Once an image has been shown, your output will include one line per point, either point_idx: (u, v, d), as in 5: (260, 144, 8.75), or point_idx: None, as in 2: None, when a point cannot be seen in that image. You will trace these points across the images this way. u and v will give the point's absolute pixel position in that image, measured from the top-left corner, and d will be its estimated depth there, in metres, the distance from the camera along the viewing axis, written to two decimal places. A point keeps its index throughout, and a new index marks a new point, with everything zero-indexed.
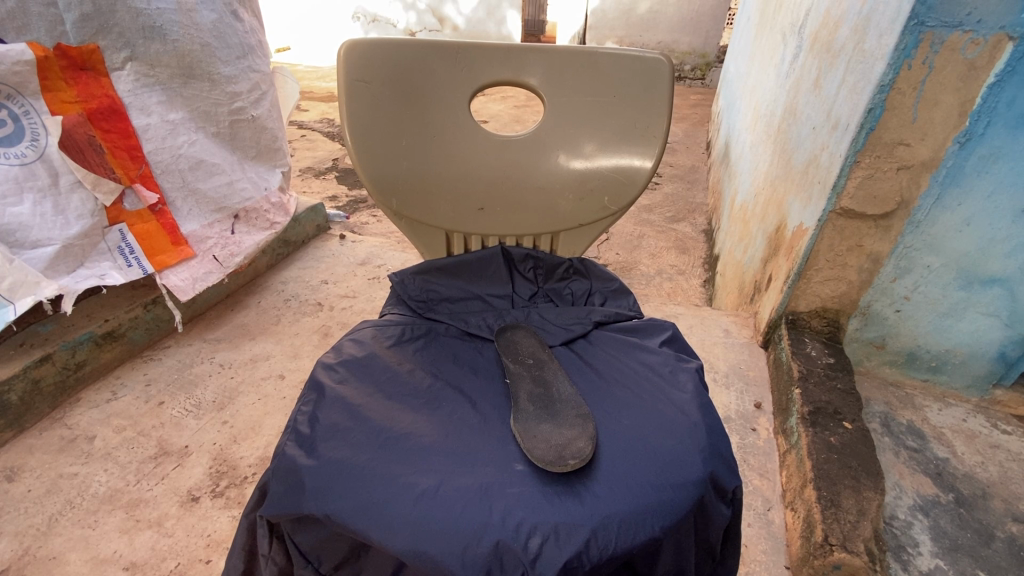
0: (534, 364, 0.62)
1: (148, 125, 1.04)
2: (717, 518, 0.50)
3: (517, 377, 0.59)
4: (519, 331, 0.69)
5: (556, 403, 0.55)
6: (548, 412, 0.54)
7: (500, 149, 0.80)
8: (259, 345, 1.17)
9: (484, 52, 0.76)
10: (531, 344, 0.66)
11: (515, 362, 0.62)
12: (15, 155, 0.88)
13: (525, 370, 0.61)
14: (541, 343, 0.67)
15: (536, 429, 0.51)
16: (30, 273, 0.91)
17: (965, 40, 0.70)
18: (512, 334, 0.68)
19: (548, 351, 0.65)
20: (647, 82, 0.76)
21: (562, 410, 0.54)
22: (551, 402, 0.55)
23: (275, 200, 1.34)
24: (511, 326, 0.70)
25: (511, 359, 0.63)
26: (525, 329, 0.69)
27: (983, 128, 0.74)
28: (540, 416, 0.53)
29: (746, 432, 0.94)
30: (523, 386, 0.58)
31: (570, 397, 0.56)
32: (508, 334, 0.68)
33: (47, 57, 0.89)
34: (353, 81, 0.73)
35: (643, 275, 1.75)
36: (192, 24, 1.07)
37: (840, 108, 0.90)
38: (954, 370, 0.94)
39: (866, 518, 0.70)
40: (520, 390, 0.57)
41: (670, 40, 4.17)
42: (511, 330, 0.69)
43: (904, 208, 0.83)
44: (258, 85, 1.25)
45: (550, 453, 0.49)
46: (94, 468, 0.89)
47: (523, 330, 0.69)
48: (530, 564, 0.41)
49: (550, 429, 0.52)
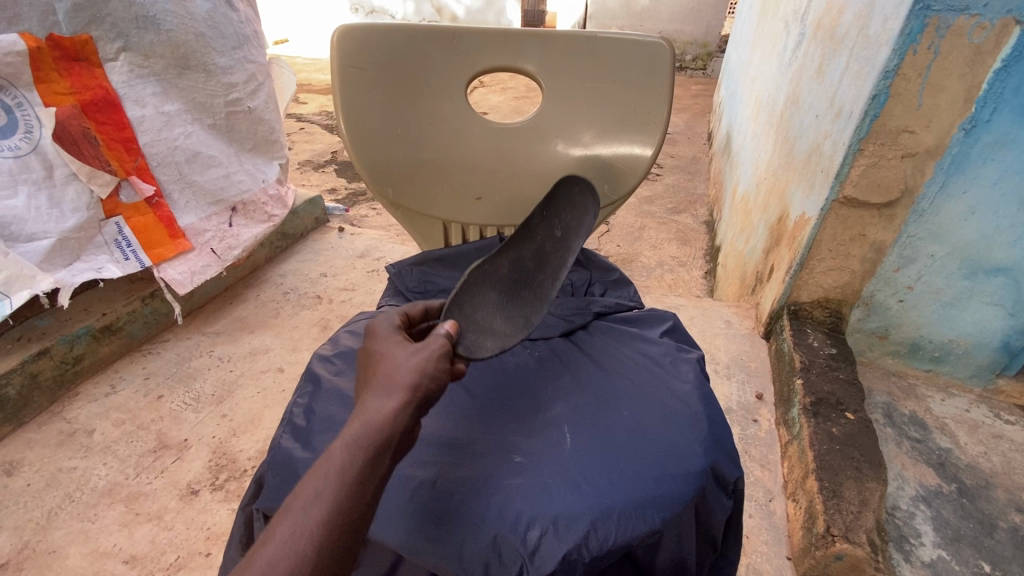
0: (560, 242, 0.65)
1: (144, 116, 1.03)
2: (718, 510, 0.50)
3: (517, 239, 0.64)
4: (571, 200, 0.67)
5: (530, 281, 0.62)
6: (510, 281, 0.61)
7: (497, 138, 0.79)
8: (258, 338, 1.16)
9: (480, 38, 0.74)
10: (574, 221, 0.67)
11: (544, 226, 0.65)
12: (9, 148, 0.87)
13: (530, 241, 0.64)
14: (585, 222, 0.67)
15: (477, 295, 0.58)
16: (25, 267, 0.91)
17: (971, 24, 0.69)
18: (562, 192, 0.67)
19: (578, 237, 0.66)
20: (647, 67, 0.75)
21: (525, 291, 0.61)
22: (522, 280, 0.62)
23: (273, 193, 1.33)
24: (568, 178, 0.67)
25: (537, 226, 0.65)
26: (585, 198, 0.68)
27: (989, 114, 0.73)
28: (494, 283, 0.60)
29: (747, 423, 0.93)
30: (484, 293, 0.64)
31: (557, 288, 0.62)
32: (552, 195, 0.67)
33: (40, 48, 0.88)
34: (347, 67, 0.72)
35: (644, 267, 1.74)
36: (187, 14, 1.06)
37: (844, 95, 0.88)
38: (957, 360, 0.93)
39: (868, 508, 0.69)
40: (507, 249, 0.63)
41: (671, 29, 4.13)
42: (574, 187, 0.68)
43: (908, 196, 0.82)
44: (254, 76, 1.24)
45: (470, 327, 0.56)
46: (94, 462, 0.89)
47: (569, 199, 0.67)
48: (528, 557, 0.42)
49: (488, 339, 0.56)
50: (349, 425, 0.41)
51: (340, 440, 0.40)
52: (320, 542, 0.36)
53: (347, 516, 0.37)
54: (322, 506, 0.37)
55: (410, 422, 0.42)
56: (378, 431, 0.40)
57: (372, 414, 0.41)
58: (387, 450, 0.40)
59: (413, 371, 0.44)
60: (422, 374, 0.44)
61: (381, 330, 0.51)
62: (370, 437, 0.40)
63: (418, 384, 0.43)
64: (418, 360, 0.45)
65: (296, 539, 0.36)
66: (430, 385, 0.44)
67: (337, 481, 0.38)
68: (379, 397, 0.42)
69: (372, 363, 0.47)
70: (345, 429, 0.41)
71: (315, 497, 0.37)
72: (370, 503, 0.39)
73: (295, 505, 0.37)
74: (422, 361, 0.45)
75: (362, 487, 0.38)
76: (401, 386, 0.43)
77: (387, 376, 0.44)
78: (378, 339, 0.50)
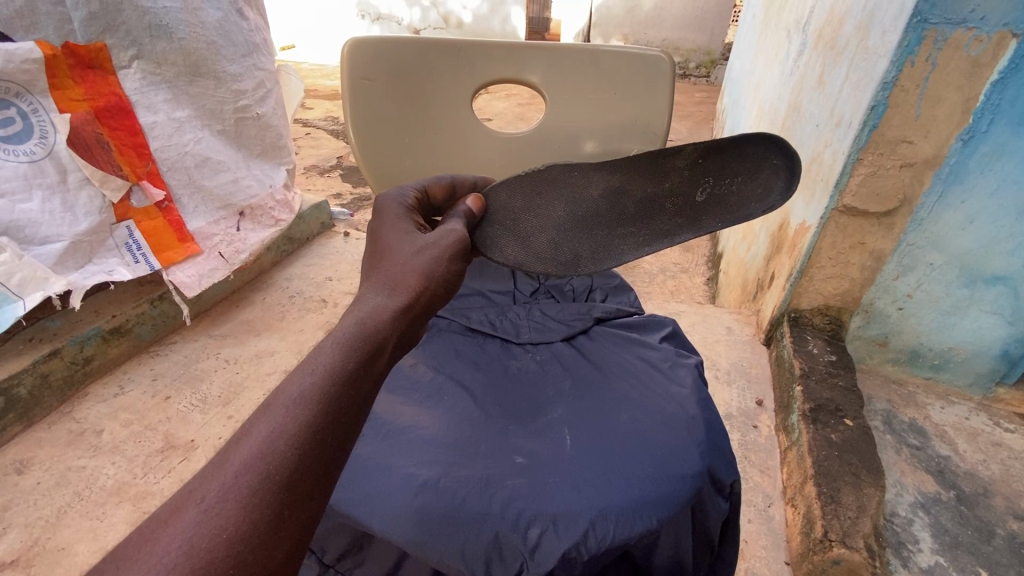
0: (692, 212, 0.59)
1: (155, 122, 1.05)
2: (715, 512, 0.51)
3: (640, 175, 0.61)
4: (757, 170, 0.57)
5: (615, 220, 0.63)
6: (590, 211, 0.63)
7: (501, 147, 0.82)
8: (264, 340, 1.18)
9: (485, 49, 0.75)
10: (733, 200, 0.58)
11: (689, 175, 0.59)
12: (24, 152, 0.89)
13: (651, 185, 0.61)
14: (744, 215, 0.57)
15: (546, 203, 0.64)
16: (39, 269, 0.93)
17: (967, 37, 0.70)
18: (744, 148, 0.56)
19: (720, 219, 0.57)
20: (647, 81, 0.77)
21: (601, 229, 0.63)
22: (610, 218, 0.63)
23: (280, 197, 1.35)
24: (773, 140, 0.54)
25: (676, 174, 0.60)
26: (770, 181, 0.56)
27: (986, 126, 0.74)
28: (573, 199, 0.64)
29: (747, 429, 0.94)
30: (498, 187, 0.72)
31: (635, 255, 0.60)
32: (723, 148, 0.57)
33: (55, 55, 0.90)
34: (357, 78, 0.74)
35: (646, 273, 1.75)
36: (198, 23, 1.08)
37: (843, 106, 0.90)
38: (957, 367, 0.94)
39: (866, 514, 0.70)
40: (619, 175, 0.62)
41: (675, 37, 4.15)
42: (766, 149, 0.56)
43: (907, 206, 0.83)
44: (263, 83, 1.26)
45: (505, 227, 0.65)
46: (103, 461, 0.91)
47: (751, 170, 0.57)
48: (529, 554, 0.45)
49: (514, 245, 0.64)
50: (340, 325, 0.46)
51: (330, 337, 0.45)
52: (302, 442, 0.38)
53: (329, 422, 0.40)
54: (306, 409, 0.40)
55: (395, 336, 0.47)
56: (369, 341, 0.45)
57: (366, 321, 0.46)
58: (375, 359, 0.45)
59: (421, 276, 0.51)
60: (424, 282, 0.51)
61: (391, 211, 0.60)
62: (358, 336, 0.45)
63: (421, 290, 0.51)
64: (419, 263, 0.52)
65: (275, 438, 0.38)
66: (431, 290, 0.51)
67: (324, 379, 0.41)
68: (380, 295, 0.50)
69: (382, 255, 0.55)
70: (336, 334, 0.45)
71: (298, 398, 0.40)
72: (353, 414, 0.41)
73: (277, 406, 0.40)
74: (429, 266, 0.52)
75: (343, 397, 0.41)
76: (406, 288, 0.50)
77: (393, 276, 0.52)
78: (388, 221, 0.59)
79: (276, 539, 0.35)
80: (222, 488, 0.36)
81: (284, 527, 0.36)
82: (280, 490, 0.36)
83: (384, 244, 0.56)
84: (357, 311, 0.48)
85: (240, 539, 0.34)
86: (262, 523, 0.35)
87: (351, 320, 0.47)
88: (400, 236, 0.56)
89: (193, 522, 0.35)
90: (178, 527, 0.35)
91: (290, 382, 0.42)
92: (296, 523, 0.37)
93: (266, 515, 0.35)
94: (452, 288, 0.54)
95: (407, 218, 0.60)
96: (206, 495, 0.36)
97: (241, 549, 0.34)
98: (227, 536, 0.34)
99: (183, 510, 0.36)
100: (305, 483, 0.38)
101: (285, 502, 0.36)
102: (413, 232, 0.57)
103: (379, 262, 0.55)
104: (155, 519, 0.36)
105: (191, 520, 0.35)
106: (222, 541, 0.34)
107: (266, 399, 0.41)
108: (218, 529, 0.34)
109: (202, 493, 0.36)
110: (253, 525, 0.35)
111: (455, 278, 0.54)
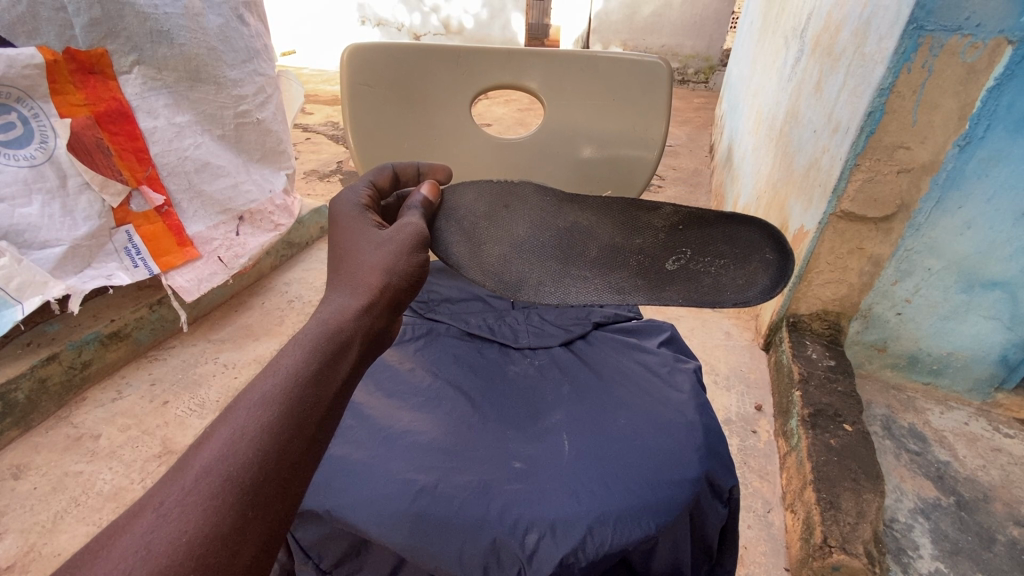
0: (661, 277, 0.59)
1: (155, 127, 1.05)
2: (714, 517, 0.52)
3: (618, 221, 0.61)
4: (745, 259, 0.59)
5: (573, 259, 0.62)
6: (551, 242, 0.62)
7: (499, 152, 0.82)
8: (263, 345, 1.18)
9: (484, 56, 0.76)
10: (709, 281, 0.58)
11: (668, 242, 0.60)
12: (24, 157, 0.89)
13: (620, 235, 0.61)
14: (714, 298, 0.57)
15: (509, 219, 0.63)
16: (38, 274, 0.94)
17: (964, 44, 0.70)
18: (734, 231, 0.59)
19: (687, 298, 0.57)
20: (646, 87, 0.77)
21: (556, 262, 0.62)
22: (569, 251, 0.62)
23: (279, 202, 1.35)
24: (769, 233, 0.57)
25: (652, 233, 0.60)
26: (756, 274, 0.58)
27: (982, 132, 0.74)
28: (537, 223, 0.63)
29: (746, 435, 0.94)
30: (447, 173, 0.68)
31: (581, 299, 0.60)
32: (707, 222, 0.59)
33: (57, 61, 0.91)
34: (356, 84, 0.75)
35: None
36: (200, 29, 1.08)
37: (840, 111, 0.90)
38: (956, 372, 0.94)
39: (865, 520, 0.70)
40: (593, 212, 0.62)
41: (674, 43, 4.17)
42: (755, 239, 0.58)
43: (905, 210, 0.83)
44: (263, 88, 1.26)
45: (461, 227, 0.63)
46: (100, 466, 0.90)
47: (739, 257, 0.59)
48: (527, 560, 0.45)
49: (464, 253, 0.62)
50: (301, 329, 0.46)
51: (290, 342, 0.45)
52: (265, 445, 0.38)
53: (293, 422, 0.40)
54: (269, 410, 0.39)
55: (360, 335, 0.47)
56: (333, 341, 0.45)
57: (328, 322, 0.46)
58: (341, 358, 0.45)
59: (381, 273, 0.51)
60: (385, 278, 0.51)
61: (346, 215, 0.57)
62: (319, 339, 0.45)
63: (382, 287, 0.50)
64: (385, 261, 0.52)
65: (236, 440, 0.38)
66: (395, 286, 0.51)
67: (284, 382, 0.41)
68: (346, 298, 0.49)
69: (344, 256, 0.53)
70: (300, 337, 0.45)
71: (260, 401, 0.40)
72: (320, 416, 0.41)
73: (238, 410, 0.40)
74: (390, 261, 0.51)
75: (309, 399, 0.41)
76: (367, 288, 0.50)
77: (354, 275, 0.51)
78: (344, 224, 0.56)
79: (239, 542, 0.35)
80: (181, 493, 0.35)
81: (249, 528, 0.35)
82: (247, 493, 0.36)
83: (343, 246, 0.54)
84: (330, 311, 0.48)
85: (201, 542, 0.33)
86: (225, 525, 0.35)
87: (317, 326, 0.46)
88: (359, 237, 0.54)
89: (150, 527, 0.34)
90: (134, 533, 0.33)
91: (252, 387, 0.41)
92: (258, 525, 0.36)
93: (230, 517, 0.35)
94: (416, 282, 0.53)
95: (364, 216, 0.57)
96: (165, 500, 0.35)
97: (202, 552, 0.33)
98: (187, 539, 0.33)
99: (139, 517, 0.35)
100: (271, 485, 0.37)
101: (249, 504, 0.36)
102: (371, 228, 0.55)
103: (342, 262, 0.53)
104: (112, 526, 0.35)
105: (148, 525, 0.34)
106: (182, 545, 0.33)
107: (228, 403, 0.40)
108: (176, 532, 0.33)
109: (162, 498, 0.36)
110: (215, 526, 0.34)
111: (418, 271, 0.53)
